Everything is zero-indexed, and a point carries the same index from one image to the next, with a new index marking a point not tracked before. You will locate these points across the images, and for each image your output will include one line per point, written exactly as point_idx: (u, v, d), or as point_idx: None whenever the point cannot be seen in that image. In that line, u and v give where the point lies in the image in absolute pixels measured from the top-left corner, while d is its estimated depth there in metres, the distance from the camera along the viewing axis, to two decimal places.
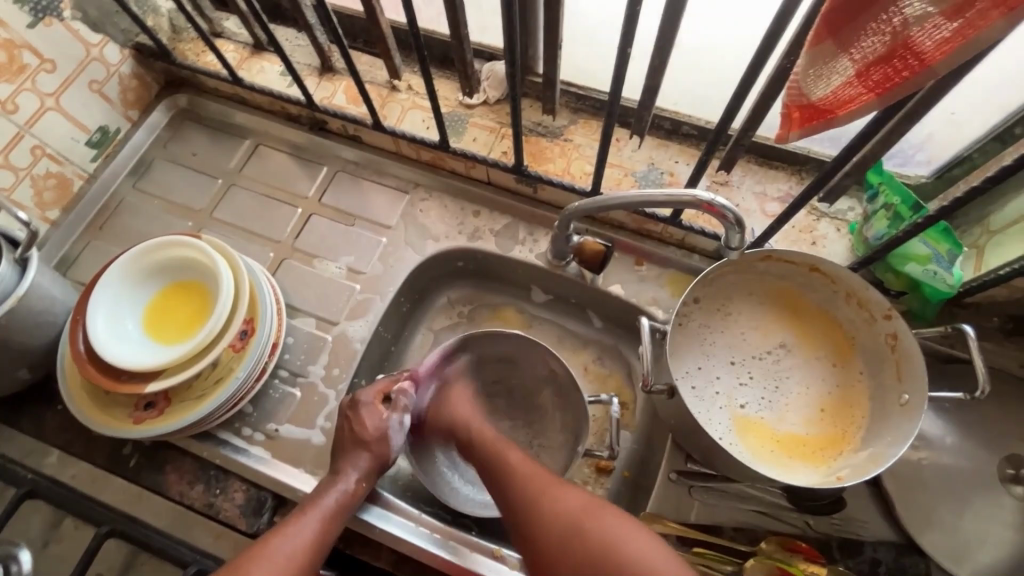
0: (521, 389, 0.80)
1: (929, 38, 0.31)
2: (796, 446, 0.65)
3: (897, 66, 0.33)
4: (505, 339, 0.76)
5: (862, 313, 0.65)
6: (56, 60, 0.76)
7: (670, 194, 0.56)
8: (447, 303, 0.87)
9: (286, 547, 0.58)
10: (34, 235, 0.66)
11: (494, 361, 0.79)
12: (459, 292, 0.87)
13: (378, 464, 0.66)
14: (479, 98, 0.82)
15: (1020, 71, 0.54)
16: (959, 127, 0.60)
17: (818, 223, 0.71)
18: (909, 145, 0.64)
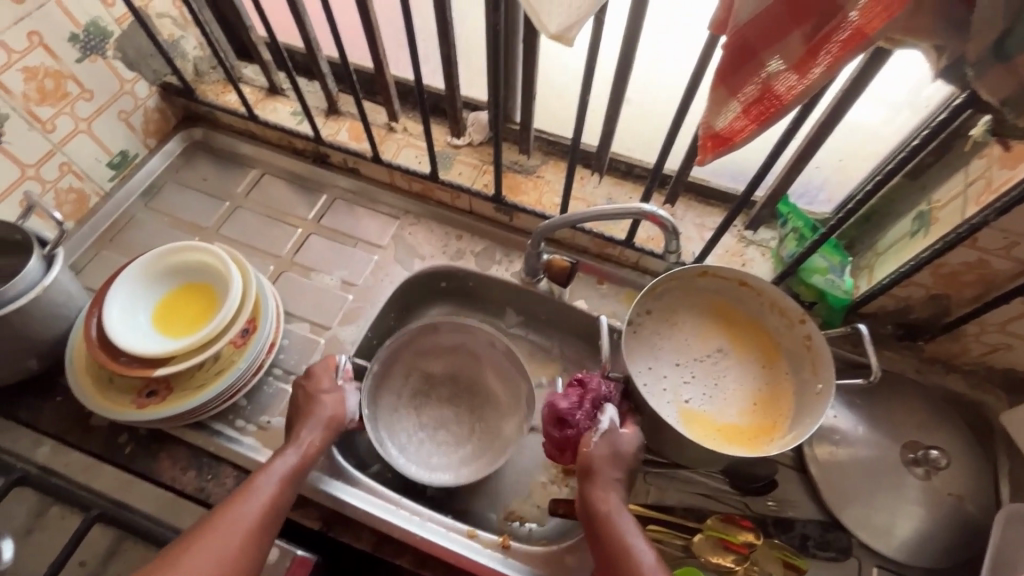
0: (468, 378, 0.89)
1: (790, 89, 0.45)
2: (734, 433, 0.75)
3: (767, 104, 0.47)
4: (463, 325, 0.87)
5: (783, 320, 0.78)
6: (93, 89, 0.86)
7: (623, 208, 0.69)
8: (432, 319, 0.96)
9: (243, 511, 0.61)
10: (65, 235, 0.73)
11: (447, 347, 0.89)
12: (442, 309, 0.97)
13: (335, 427, 0.72)
14: (465, 140, 0.95)
15: (884, 129, 0.71)
16: (838, 170, 0.77)
17: (746, 248, 0.85)
18: (806, 185, 0.80)
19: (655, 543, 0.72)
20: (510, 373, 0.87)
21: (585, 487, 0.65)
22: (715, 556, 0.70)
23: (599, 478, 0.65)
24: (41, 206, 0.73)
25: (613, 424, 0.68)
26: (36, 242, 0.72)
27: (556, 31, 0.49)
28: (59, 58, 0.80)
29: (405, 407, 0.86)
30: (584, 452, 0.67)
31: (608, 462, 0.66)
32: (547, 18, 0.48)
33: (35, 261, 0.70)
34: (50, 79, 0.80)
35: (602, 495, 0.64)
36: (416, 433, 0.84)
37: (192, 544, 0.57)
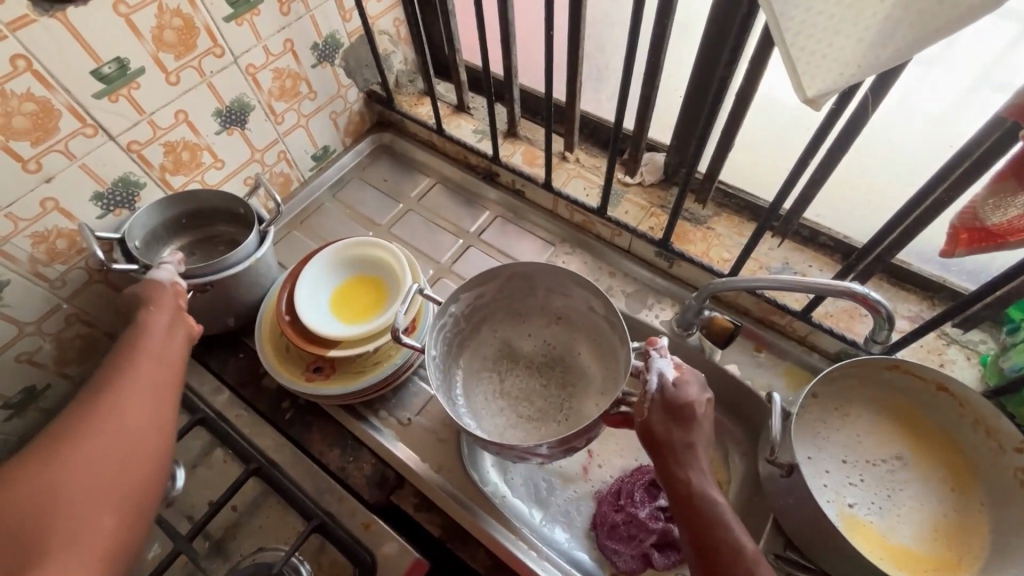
0: (559, 353, 0.82)
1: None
2: (908, 559, 0.65)
3: None
4: (559, 288, 0.79)
5: (989, 442, 0.67)
6: (318, 91, 0.98)
7: (824, 283, 0.63)
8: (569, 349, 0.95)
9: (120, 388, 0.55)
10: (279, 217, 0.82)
11: (546, 317, 0.83)
12: None
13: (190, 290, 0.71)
14: (636, 179, 0.94)
15: None
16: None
17: (947, 347, 0.75)
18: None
19: None
20: (606, 351, 0.78)
21: (657, 457, 0.58)
22: None
23: (670, 433, 0.58)
24: (266, 188, 0.84)
25: (665, 377, 0.60)
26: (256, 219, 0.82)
27: (813, 96, 0.46)
28: (301, 63, 0.92)
29: (487, 371, 0.81)
30: (641, 421, 0.60)
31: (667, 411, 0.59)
32: (808, 82, 0.45)
33: (253, 237, 0.80)
34: (290, 80, 0.92)
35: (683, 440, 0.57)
36: (496, 399, 0.79)
37: (56, 439, 0.49)
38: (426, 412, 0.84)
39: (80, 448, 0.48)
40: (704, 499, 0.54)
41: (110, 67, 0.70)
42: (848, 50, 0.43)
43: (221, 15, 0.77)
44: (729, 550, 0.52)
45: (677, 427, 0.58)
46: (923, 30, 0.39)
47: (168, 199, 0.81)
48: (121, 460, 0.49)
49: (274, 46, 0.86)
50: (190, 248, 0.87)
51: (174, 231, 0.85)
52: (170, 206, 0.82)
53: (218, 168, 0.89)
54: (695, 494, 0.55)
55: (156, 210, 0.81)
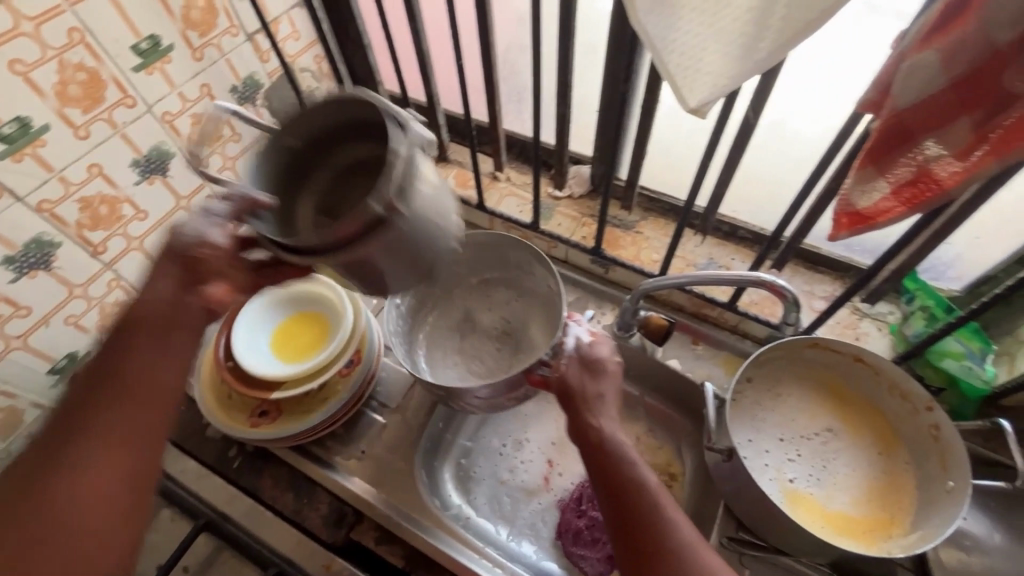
0: (517, 326, 0.81)
1: (956, 172, 0.44)
2: (846, 524, 0.69)
3: (922, 187, 0.46)
4: (525, 265, 0.80)
5: (905, 405, 0.72)
6: (241, 132, 0.97)
7: (736, 275, 0.67)
8: None
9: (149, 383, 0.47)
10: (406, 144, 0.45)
11: (509, 292, 0.84)
12: None
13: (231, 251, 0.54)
14: (566, 192, 0.97)
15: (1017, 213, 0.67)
16: (980, 247, 0.72)
17: (860, 321, 0.81)
18: (940, 263, 0.76)
19: None
20: (555, 326, 0.77)
21: (569, 409, 0.60)
22: None
23: (583, 394, 0.59)
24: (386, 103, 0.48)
25: (581, 340, 0.64)
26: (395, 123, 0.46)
27: (695, 106, 0.50)
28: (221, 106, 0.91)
29: (448, 336, 0.83)
30: (558, 378, 0.61)
31: (581, 372, 0.61)
32: (688, 96, 0.49)
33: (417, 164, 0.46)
34: None
35: (596, 399, 0.59)
36: (449, 360, 0.81)
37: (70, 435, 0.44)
38: (381, 442, 0.83)
39: (28, 517, 0.41)
40: (614, 446, 0.56)
41: (10, 126, 0.68)
42: (716, 63, 0.47)
43: (129, 66, 0.76)
44: (638, 488, 0.53)
45: (586, 378, 0.60)
46: (785, 36, 0.43)
47: (340, 97, 0.50)
48: (57, 541, 0.41)
49: (190, 91, 0.85)
50: (368, 163, 0.54)
51: (337, 142, 0.54)
52: (328, 109, 0.51)
53: (142, 219, 0.87)
54: (606, 440, 0.56)
55: (331, 108, 0.52)
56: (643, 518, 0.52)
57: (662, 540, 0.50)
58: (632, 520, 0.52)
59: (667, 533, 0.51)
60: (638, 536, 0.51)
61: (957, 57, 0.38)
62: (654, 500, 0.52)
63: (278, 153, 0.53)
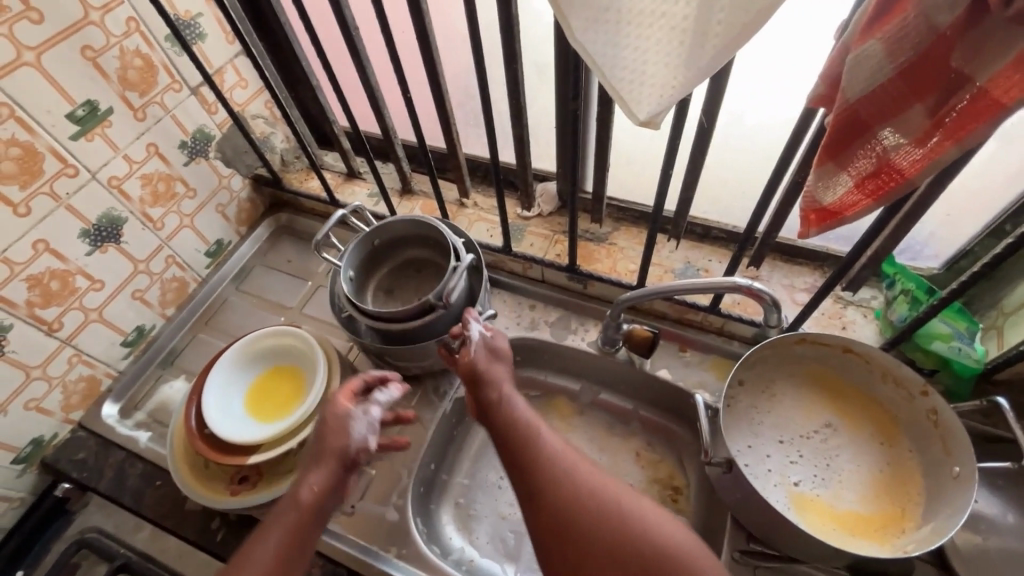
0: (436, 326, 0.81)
1: (915, 159, 0.42)
2: (857, 523, 0.66)
3: (884, 178, 0.45)
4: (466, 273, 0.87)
5: (900, 390, 0.71)
6: (196, 187, 0.94)
7: (714, 281, 0.66)
8: None
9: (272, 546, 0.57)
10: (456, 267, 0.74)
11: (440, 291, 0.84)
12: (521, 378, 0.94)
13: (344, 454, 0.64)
14: (535, 211, 0.96)
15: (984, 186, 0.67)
16: (956, 222, 0.71)
17: (845, 309, 0.79)
18: (917, 242, 0.75)
19: None
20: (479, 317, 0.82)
21: (475, 390, 0.67)
22: None
23: (485, 372, 0.67)
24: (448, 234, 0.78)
25: (485, 334, 0.70)
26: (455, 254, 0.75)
27: (646, 118, 0.48)
28: (171, 163, 0.88)
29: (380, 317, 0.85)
30: (464, 362, 0.68)
31: (488, 361, 0.69)
32: (637, 109, 0.47)
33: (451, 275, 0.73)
34: (162, 182, 0.88)
35: (494, 370, 0.68)
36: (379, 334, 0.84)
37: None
38: (370, 493, 0.80)
39: None
40: (518, 422, 0.63)
41: None
42: (659, 74, 0.45)
43: (66, 135, 0.73)
44: (522, 432, 0.63)
45: (490, 362, 0.69)
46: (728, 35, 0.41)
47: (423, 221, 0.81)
48: None
49: (135, 153, 0.82)
50: (422, 261, 0.87)
51: (405, 243, 0.86)
52: (413, 222, 0.82)
53: (99, 289, 0.83)
54: (503, 405, 0.65)
55: (405, 224, 0.83)
56: (607, 518, 0.55)
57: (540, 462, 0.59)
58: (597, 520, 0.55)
59: (541, 454, 0.60)
60: (519, 457, 0.61)
61: (900, 44, 0.37)
62: (529, 433, 0.62)
63: (366, 244, 0.82)
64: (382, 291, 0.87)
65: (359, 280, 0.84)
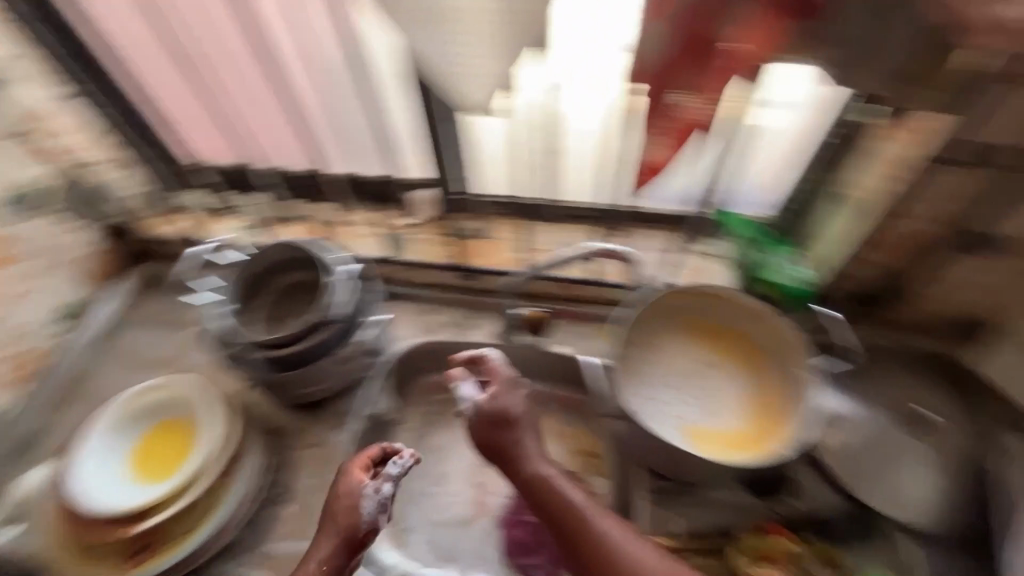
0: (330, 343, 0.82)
1: (702, 110, 0.52)
2: (741, 441, 0.76)
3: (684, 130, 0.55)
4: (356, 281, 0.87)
5: (756, 322, 0.82)
6: (38, 248, 0.85)
7: (581, 250, 0.72)
8: (425, 391, 0.96)
9: None
10: (332, 284, 0.78)
11: None
12: (434, 381, 0.96)
13: (350, 532, 0.65)
14: (419, 218, 0.97)
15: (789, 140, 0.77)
16: (757, 170, 0.82)
17: (703, 263, 0.91)
18: (735, 193, 0.85)
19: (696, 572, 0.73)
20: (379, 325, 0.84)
21: (496, 458, 0.67)
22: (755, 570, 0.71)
23: (508, 432, 0.66)
24: (320, 252, 0.80)
25: (476, 400, 0.69)
26: (329, 271, 0.79)
27: None
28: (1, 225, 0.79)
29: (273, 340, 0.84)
30: (481, 438, 0.67)
31: (490, 429, 0.67)
32: None
33: (328, 292, 0.77)
34: None
35: (518, 435, 0.66)
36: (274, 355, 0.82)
37: None
38: (292, 528, 0.78)
39: None
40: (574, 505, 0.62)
41: None
42: None
43: None
44: (545, 491, 0.63)
45: (499, 426, 0.67)
46: None
47: (293, 245, 0.81)
48: None
49: None
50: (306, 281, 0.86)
51: (284, 265, 0.85)
52: (283, 247, 0.82)
53: None
54: (525, 461, 0.65)
55: (277, 250, 0.82)
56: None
57: (578, 523, 0.61)
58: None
59: (571, 517, 0.61)
60: (555, 518, 0.62)
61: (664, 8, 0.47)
62: (551, 483, 0.64)
63: (242, 277, 0.82)
64: (272, 316, 0.85)
65: (243, 311, 0.83)
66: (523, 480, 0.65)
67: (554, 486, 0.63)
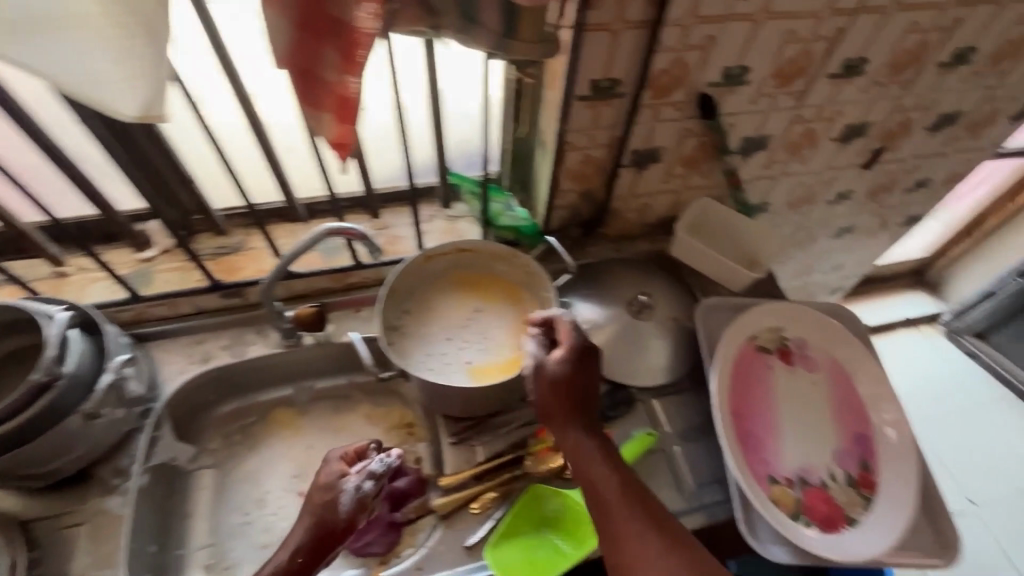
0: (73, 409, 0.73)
1: (347, 86, 0.53)
2: (516, 363, 0.86)
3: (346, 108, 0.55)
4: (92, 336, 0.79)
5: (507, 262, 0.93)
6: None
7: (309, 237, 0.74)
8: (222, 421, 0.92)
9: None
10: (54, 336, 0.69)
11: None
12: (229, 410, 0.93)
13: (319, 532, 0.72)
14: (156, 249, 0.90)
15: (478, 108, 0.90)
16: (461, 125, 0.92)
17: (457, 224, 0.99)
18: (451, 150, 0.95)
19: (500, 489, 0.78)
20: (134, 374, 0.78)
21: (580, 412, 0.72)
22: (545, 465, 0.78)
23: (564, 394, 0.71)
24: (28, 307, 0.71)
25: (538, 361, 0.72)
26: (48, 322, 0.70)
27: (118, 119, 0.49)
28: None
29: None
30: (537, 395, 0.72)
31: (551, 395, 0.71)
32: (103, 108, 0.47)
33: (50, 346, 0.68)
34: None
35: (571, 406, 0.72)
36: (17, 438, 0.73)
37: None
38: None
39: None
40: (603, 466, 0.70)
41: None
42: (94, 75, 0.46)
43: None
44: (571, 443, 0.71)
45: (592, 378, 0.73)
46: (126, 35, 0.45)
47: None
48: None
49: None
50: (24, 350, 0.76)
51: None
52: None
53: None
54: (584, 405, 0.73)
55: None
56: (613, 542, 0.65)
57: (598, 476, 0.69)
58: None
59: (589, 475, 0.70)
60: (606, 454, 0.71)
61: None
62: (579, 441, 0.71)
63: None
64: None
65: None
66: (587, 424, 0.72)
67: (592, 434, 0.72)
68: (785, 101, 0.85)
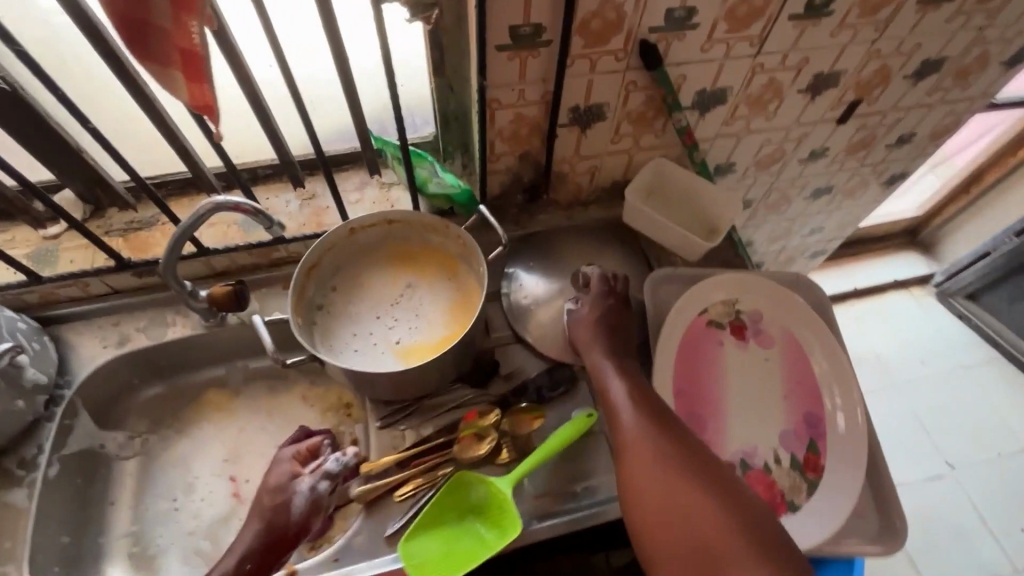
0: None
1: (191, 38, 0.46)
2: (447, 343, 0.80)
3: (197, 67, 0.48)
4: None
5: (442, 233, 0.86)
6: None
7: (192, 215, 0.67)
8: (146, 406, 0.88)
9: None
10: None
11: None
12: (156, 394, 0.89)
13: (270, 536, 0.71)
14: (58, 226, 0.84)
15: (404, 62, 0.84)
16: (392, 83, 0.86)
17: (390, 192, 0.92)
18: (374, 109, 0.86)
19: (425, 475, 0.75)
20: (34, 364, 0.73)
21: (609, 341, 0.76)
22: (473, 450, 0.75)
23: (599, 322, 0.77)
24: None
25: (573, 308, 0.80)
26: None
27: None
28: None
29: None
30: (582, 318, 0.78)
31: (586, 328, 0.77)
32: None
33: None
34: None
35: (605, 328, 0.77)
36: None
37: None
38: None
39: None
40: (618, 388, 0.71)
41: None
42: None
43: None
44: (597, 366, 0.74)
45: (622, 316, 0.79)
46: None
47: None
48: None
49: None
50: None
51: None
52: None
53: None
54: (617, 335, 0.78)
55: None
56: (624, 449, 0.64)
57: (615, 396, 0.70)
58: (691, 473, 0.61)
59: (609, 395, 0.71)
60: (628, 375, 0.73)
61: None
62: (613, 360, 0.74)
63: None
64: None
65: None
66: (616, 347, 0.76)
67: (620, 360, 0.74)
68: (742, 48, 0.76)
